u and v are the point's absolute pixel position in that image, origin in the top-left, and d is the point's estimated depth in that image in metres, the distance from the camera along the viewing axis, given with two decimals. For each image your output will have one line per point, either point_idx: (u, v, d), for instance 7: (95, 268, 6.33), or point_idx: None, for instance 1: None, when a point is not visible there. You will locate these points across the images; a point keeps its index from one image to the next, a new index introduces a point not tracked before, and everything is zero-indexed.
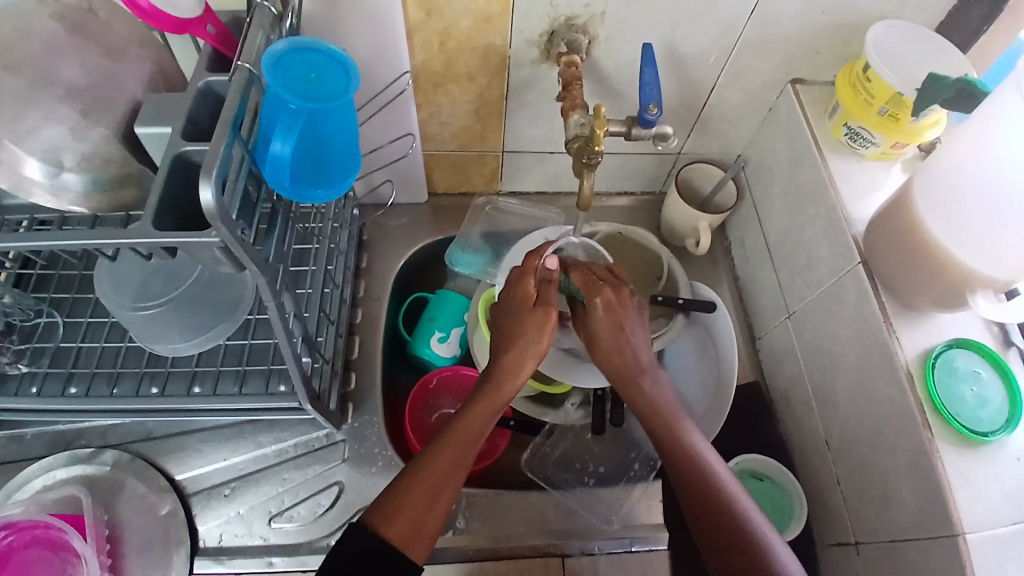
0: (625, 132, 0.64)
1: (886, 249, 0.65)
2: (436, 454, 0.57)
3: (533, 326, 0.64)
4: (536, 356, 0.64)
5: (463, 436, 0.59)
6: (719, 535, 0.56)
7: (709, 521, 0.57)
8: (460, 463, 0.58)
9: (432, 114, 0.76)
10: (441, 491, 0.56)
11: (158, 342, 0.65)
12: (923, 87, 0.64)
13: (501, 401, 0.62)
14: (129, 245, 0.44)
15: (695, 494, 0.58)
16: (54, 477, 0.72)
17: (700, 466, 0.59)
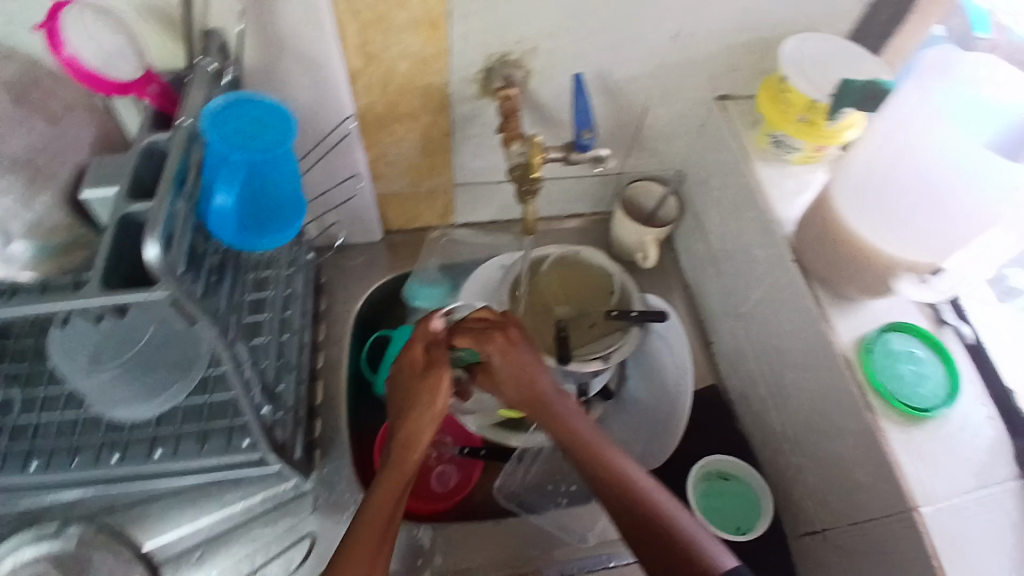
0: (563, 157, 0.68)
1: (818, 247, 0.70)
2: (359, 539, 0.59)
3: (427, 393, 0.66)
4: (434, 416, 0.66)
5: (385, 507, 0.62)
6: (650, 546, 0.59)
7: (642, 530, 0.59)
8: (387, 533, 0.61)
9: (380, 154, 0.79)
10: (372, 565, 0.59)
11: (117, 408, 0.63)
12: (837, 92, 0.69)
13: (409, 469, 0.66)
14: (76, 307, 0.44)
15: (624, 505, 0.61)
16: (22, 558, 0.70)
17: (621, 481, 0.62)
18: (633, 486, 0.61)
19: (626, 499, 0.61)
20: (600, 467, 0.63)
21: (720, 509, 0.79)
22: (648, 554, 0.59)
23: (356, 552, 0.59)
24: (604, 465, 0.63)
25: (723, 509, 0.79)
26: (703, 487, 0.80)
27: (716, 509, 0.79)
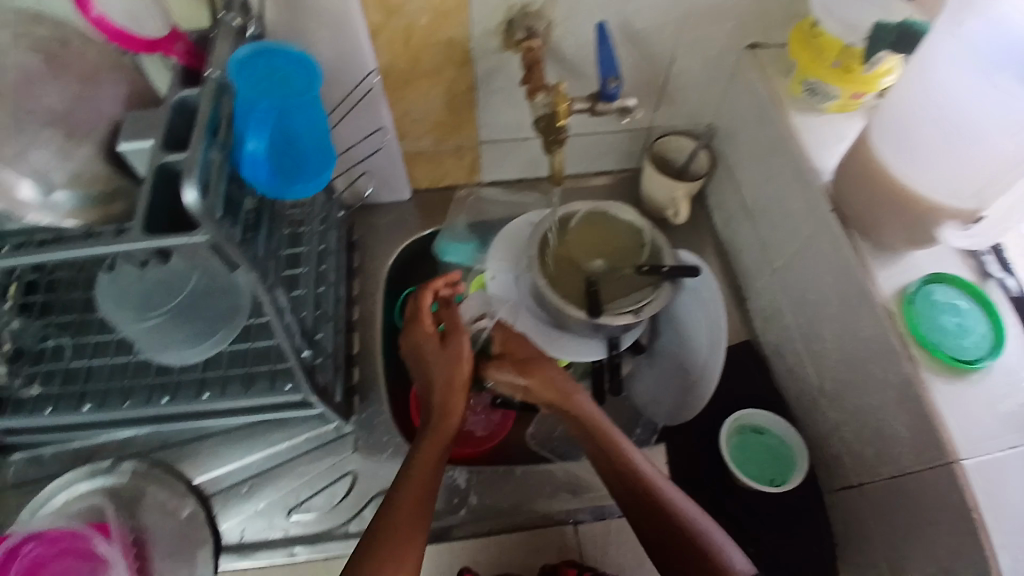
0: (589, 108, 0.66)
1: (857, 195, 0.67)
2: (398, 505, 0.60)
3: (447, 368, 0.71)
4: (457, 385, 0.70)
5: (419, 480, 0.62)
6: (658, 528, 0.62)
7: (650, 511, 0.63)
8: (422, 507, 0.61)
9: (405, 111, 0.79)
10: (410, 539, 0.58)
11: (166, 351, 0.68)
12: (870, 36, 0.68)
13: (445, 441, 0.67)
14: (124, 251, 0.47)
15: (631, 488, 0.65)
16: (77, 491, 0.75)
17: (631, 464, 0.66)
18: (643, 471, 0.65)
19: (634, 482, 0.65)
20: (610, 449, 0.67)
21: (752, 461, 0.80)
22: (653, 537, 0.63)
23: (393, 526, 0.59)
24: (614, 448, 0.67)
25: (755, 461, 0.80)
26: (735, 440, 0.81)
27: (748, 460, 0.80)
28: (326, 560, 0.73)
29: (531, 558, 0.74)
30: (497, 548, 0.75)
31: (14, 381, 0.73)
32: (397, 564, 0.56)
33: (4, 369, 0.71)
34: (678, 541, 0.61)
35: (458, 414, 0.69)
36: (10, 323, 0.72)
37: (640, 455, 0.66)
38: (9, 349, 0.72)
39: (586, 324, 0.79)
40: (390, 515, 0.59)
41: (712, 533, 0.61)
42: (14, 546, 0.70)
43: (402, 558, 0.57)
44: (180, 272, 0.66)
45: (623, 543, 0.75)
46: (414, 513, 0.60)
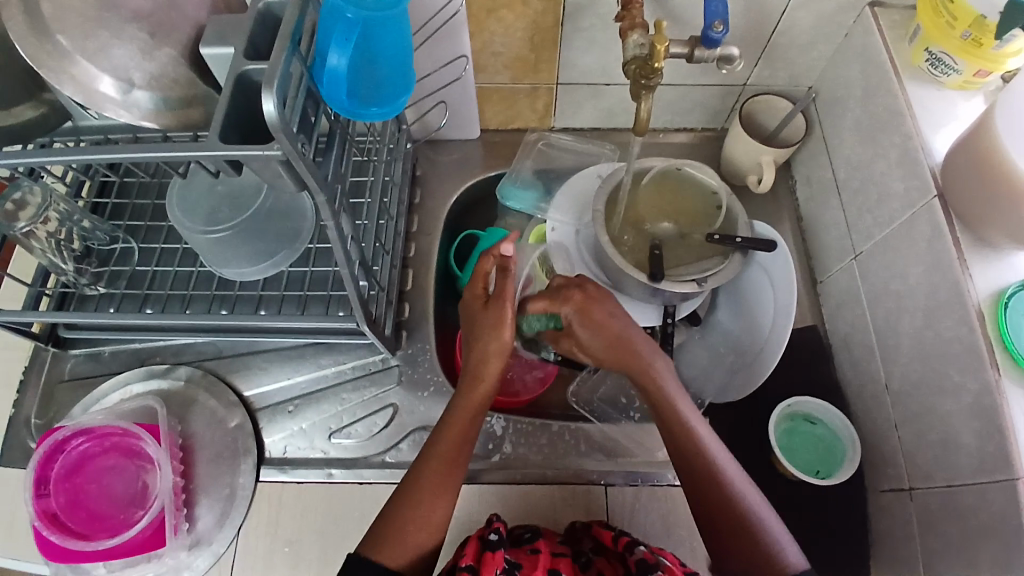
0: (686, 54, 0.62)
1: (965, 182, 0.61)
2: (425, 471, 0.60)
3: (487, 334, 0.62)
4: (499, 352, 0.62)
5: (451, 450, 0.61)
6: (710, 503, 0.58)
7: (704, 487, 0.59)
8: (452, 475, 0.60)
9: (484, 43, 0.75)
10: (435, 504, 0.59)
11: (226, 266, 0.69)
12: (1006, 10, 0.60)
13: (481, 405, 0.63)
14: (198, 158, 0.46)
15: (688, 459, 0.60)
16: (131, 391, 0.78)
17: (691, 437, 0.59)
18: (702, 444, 0.59)
19: (692, 454, 0.59)
20: (669, 417, 0.61)
21: (799, 450, 0.77)
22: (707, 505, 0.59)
23: (421, 492, 0.59)
24: (674, 417, 0.60)
25: (803, 450, 0.77)
26: (784, 426, 0.79)
27: (794, 449, 0.77)
28: (361, 485, 0.74)
29: (557, 512, 0.74)
30: (524, 497, 0.75)
31: (80, 278, 0.75)
32: (422, 527, 0.57)
33: (73, 266, 0.74)
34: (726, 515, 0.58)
35: (493, 379, 0.63)
36: (82, 222, 0.74)
37: (702, 427, 0.60)
38: (79, 246, 0.75)
39: (644, 286, 0.76)
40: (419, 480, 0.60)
41: (761, 514, 0.57)
42: (62, 440, 0.69)
43: (427, 522, 0.58)
44: (252, 187, 0.67)
45: (651, 511, 0.74)
46: (444, 482, 0.60)
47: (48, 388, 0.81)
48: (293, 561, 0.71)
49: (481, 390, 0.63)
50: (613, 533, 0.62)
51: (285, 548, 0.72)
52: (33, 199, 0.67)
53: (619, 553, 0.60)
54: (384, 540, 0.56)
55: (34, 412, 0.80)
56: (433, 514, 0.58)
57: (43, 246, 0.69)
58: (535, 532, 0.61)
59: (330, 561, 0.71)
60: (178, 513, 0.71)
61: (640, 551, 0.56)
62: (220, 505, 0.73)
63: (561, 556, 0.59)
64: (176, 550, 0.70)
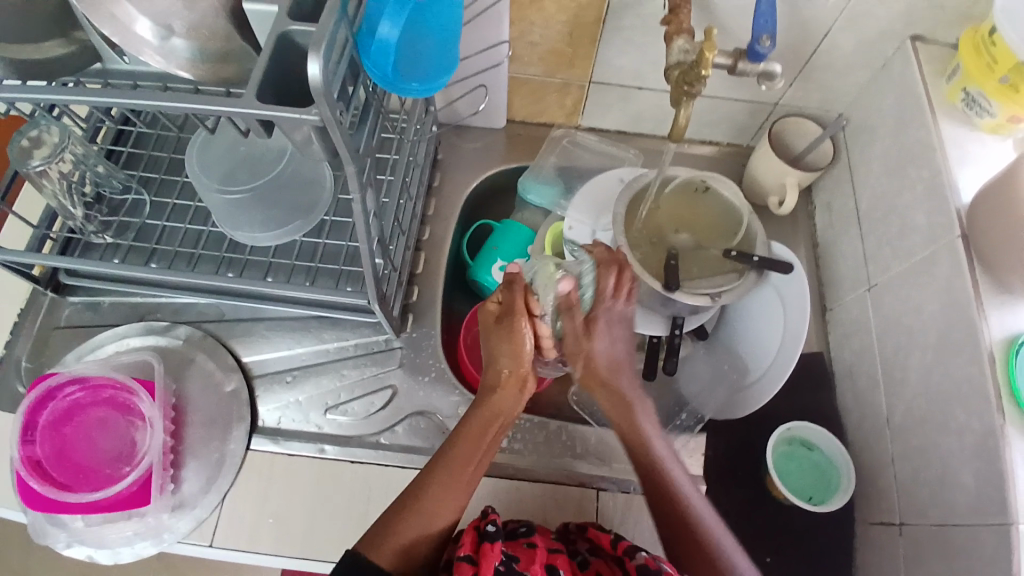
0: (730, 66, 0.61)
1: (988, 225, 0.60)
2: (444, 470, 0.61)
3: (508, 358, 0.65)
4: (518, 380, 0.65)
5: (462, 458, 0.62)
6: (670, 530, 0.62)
7: (658, 499, 0.63)
8: (462, 477, 0.61)
9: (523, 32, 0.73)
10: (439, 512, 0.59)
11: (238, 230, 0.67)
12: None
13: (496, 422, 0.65)
14: (231, 114, 0.44)
15: (646, 476, 0.64)
16: (128, 344, 0.77)
17: (657, 465, 0.64)
18: (661, 464, 0.64)
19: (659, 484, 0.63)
20: (635, 443, 0.67)
21: (794, 474, 0.77)
22: (665, 532, 0.62)
23: (425, 495, 0.59)
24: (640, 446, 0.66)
25: (798, 474, 0.77)
26: (782, 449, 0.78)
27: (790, 472, 0.77)
28: (352, 464, 0.73)
29: (546, 511, 0.73)
30: (515, 494, 0.74)
31: (88, 226, 0.74)
32: (420, 523, 0.58)
33: (82, 212, 0.73)
34: (678, 537, 0.61)
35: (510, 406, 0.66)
36: (97, 167, 0.73)
37: (664, 451, 0.66)
38: (91, 192, 0.74)
39: (658, 295, 0.74)
40: (422, 488, 0.60)
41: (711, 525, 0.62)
42: (54, 387, 0.68)
43: (425, 520, 0.58)
44: (275, 151, 0.66)
45: (641, 518, 0.73)
46: (453, 484, 0.60)
47: (43, 333, 0.79)
48: (276, 533, 0.70)
49: (503, 406, 0.65)
50: (610, 535, 0.62)
51: (269, 520, 0.70)
52: (50, 139, 0.67)
53: (615, 556, 0.60)
54: (376, 540, 0.56)
55: (26, 355, 0.78)
56: (436, 509, 0.59)
57: (53, 187, 0.68)
58: (530, 527, 0.61)
59: (313, 538, 0.70)
60: (165, 474, 0.69)
61: (640, 556, 0.57)
62: (208, 469, 0.72)
63: (557, 552, 0.58)
64: (159, 511, 0.69)
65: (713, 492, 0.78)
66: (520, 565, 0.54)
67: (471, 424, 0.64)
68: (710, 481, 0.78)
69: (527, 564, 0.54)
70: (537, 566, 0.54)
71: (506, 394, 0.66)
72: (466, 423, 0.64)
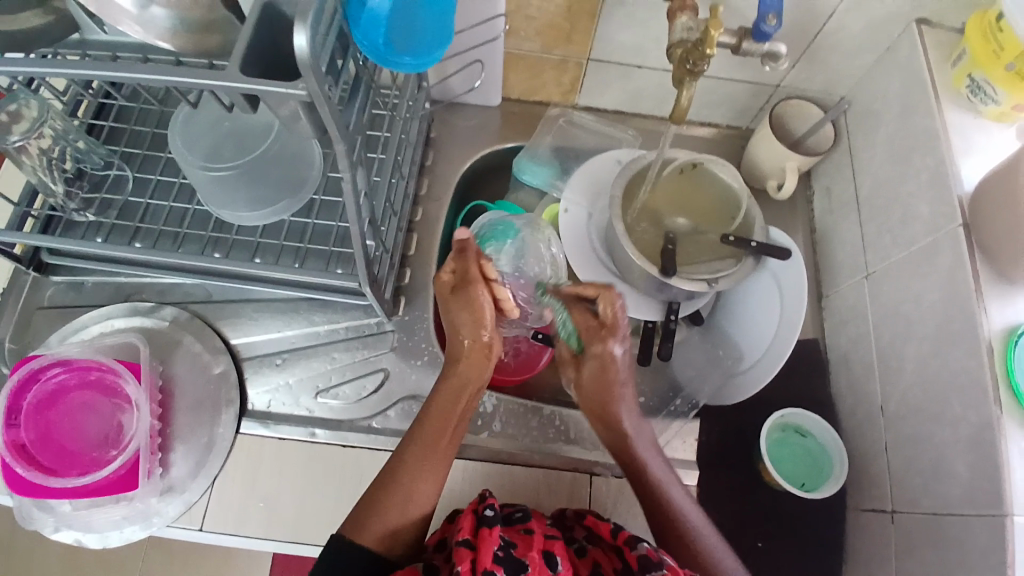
0: (733, 45, 0.60)
1: (992, 214, 0.60)
2: (416, 447, 0.60)
3: (469, 326, 0.65)
4: (479, 345, 0.65)
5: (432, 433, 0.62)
6: (656, 521, 0.62)
7: (634, 477, 0.64)
8: (435, 452, 0.61)
9: (521, 6, 0.71)
10: (417, 492, 0.58)
11: (224, 208, 0.65)
12: None
13: (465, 389, 0.64)
14: (214, 88, 0.42)
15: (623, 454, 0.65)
16: (112, 326, 0.75)
17: (626, 438, 0.65)
18: (632, 441, 0.65)
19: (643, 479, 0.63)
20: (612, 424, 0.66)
21: (786, 459, 0.77)
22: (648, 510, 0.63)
23: (403, 476, 0.59)
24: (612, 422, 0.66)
25: (791, 459, 0.77)
26: (775, 435, 0.79)
27: (783, 458, 0.77)
28: (343, 448, 0.72)
29: (539, 496, 0.73)
30: (508, 477, 0.73)
31: (68, 204, 0.71)
32: (401, 509, 0.57)
33: (62, 188, 0.70)
34: (658, 517, 0.62)
35: (475, 371, 0.65)
36: (76, 142, 0.70)
37: (633, 422, 0.66)
38: (70, 167, 0.71)
39: (654, 280, 0.73)
40: (400, 470, 0.59)
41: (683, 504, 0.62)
42: (36, 371, 0.66)
43: (406, 502, 0.57)
44: (262, 127, 0.64)
45: (634, 504, 0.73)
46: (426, 462, 0.60)
47: (26, 314, 0.77)
48: (267, 518, 0.69)
49: (470, 372, 0.65)
50: (611, 525, 0.61)
51: (260, 505, 0.70)
52: (28, 113, 0.64)
53: (615, 545, 0.59)
54: (361, 524, 0.56)
55: (8, 336, 0.76)
56: (415, 489, 0.58)
57: (33, 162, 0.66)
58: (526, 513, 0.60)
59: (304, 524, 0.69)
60: (153, 458, 0.68)
61: (643, 547, 0.56)
62: (197, 453, 0.71)
63: (554, 539, 0.57)
64: (147, 495, 0.68)
65: (706, 477, 0.78)
66: (516, 552, 0.53)
67: (439, 402, 0.63)
68: (703, 467, 0.78)
69: (525, 551, 0.53)
70: (535, 553, 0.53)
71: (471, 360, 0.65)
72: (433, 399, 0.64)
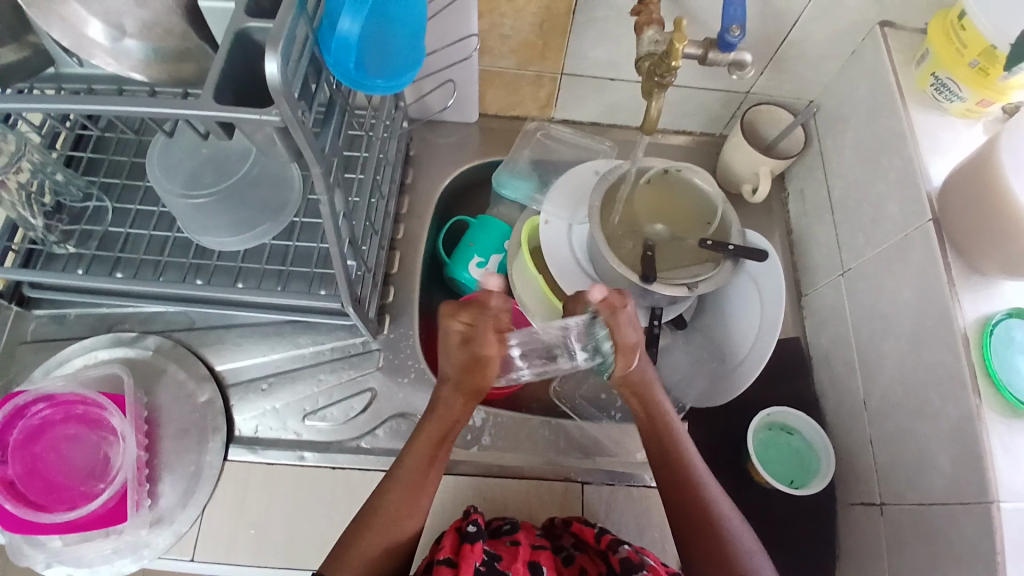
0: (700, 55, 0.61)
1: (961, 210, 0.61)
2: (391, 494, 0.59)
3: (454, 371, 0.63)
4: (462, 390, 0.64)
5: (408, 480, 0.60)
6: (679, 498, 0.61)
7: (681, 491, 0.61)
8: (409, 500, 0.59)
9: (493, 25, 0.72)
10: (391, 537, 0.57)
11: (205, 234, 0.65)
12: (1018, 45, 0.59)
13: (443, 435, 0.63)
14: (187, 117, 0.42)
15: (670, 472, 0.63)
16: (96, 357, 0.75)
17: (680, 454, 0.63)
18: (684, 454, 0.63)
19: (671, 456, 0.63)
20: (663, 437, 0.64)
21: (774, 459, 0.78)
22: (688, 528, 0.60)
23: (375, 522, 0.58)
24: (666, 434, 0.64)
25: (779, 459, 0.78)
26: (763, 435, 0.79)
27: (771, 457, 0.78)
28: (333, 470, 0.72)
29: (531, 507, 0.73)
30: (500, 490, 0.74)
31: (48, 236, 0.71)
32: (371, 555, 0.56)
33: (42, 222, 0.70)
34: (703, 534, 0.59)
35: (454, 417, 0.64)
36: (55, 175, 0.71)
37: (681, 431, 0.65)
38: (50, 201, 0.72)
39: (635, 287, 0.74)
40: (388, 493, 0.60)
41: (729, 517, 0.60)
42: (22, 405, 0.66)
43: (376, 548, 0.57)
44: (239, 151, 0.64)
45: (625, 510, 0.73)
46: (400, 509, 0.59)
47: (6, 349, 0.76)
48: (258, 544, 0.69)
49: (451, 418, 0.64)
50: (595, 529, 0.62)
51: (250, 532, 0.69)
52: (8, 148, 0.64)
53: (600, 550, 0.60)
54: (342, 555, 0.56)
55: None
56: (389, 533, 0.58)
57: (13, 197, 0.66)
58: (514, 525, 0.61)
59: (296, 549, 0.69)
60: (140, 489, 0.68)
61: (624, 550, 0.57)
62: (184, 483, 0.70)
63: (541, 549, 0.58)
64: (136, 527, 0.67)
65: None
66: (501, 565, 0.53)
67: (428, 429, 0.63)
68: None
69: (509, 563, 0.54)
70: (519, 565, 0.54)
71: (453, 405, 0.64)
72: (416, 436, 0.63)
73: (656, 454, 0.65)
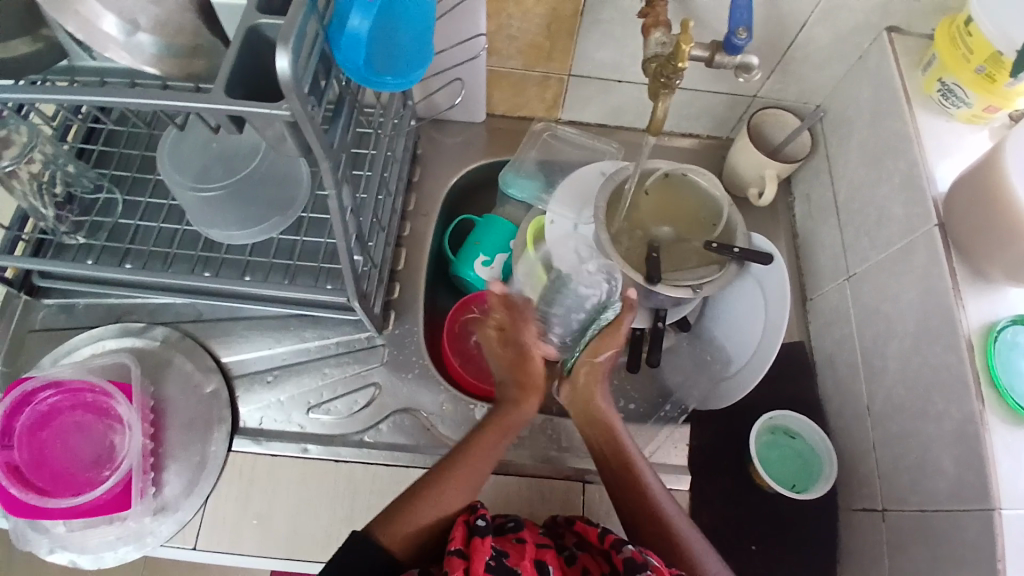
0: (706, 58, 0.62)
1: (966, 214, 0.61)
2: (451, 465, 0.62)
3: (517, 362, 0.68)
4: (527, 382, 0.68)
5: (469, 456, 0.63)
6: (629, 502, 0.64)
7: (629, 495, 0.64)
8: (473, 475, 0.62)
9: (501, 26, 0.73)
10: (444, 501, 0.59)
11: (212, 227, 0.66)
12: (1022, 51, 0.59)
13: (510, 424, 0.66)
14: (199, 110, 0.43)
15: (618, 474, 0.65)
16: (105, 346, 0.76)
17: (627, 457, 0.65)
18: (631, 456, 0.66)
19: (618, 458, 0.66)
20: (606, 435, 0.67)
21: (775, 462, 0.78)
22: (638, 531, 0.63)
23: (432, 486, 0.60)
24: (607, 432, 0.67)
25: (780, 462, 0.78)
26: (765, 438, 0.79)
27: (772, 460, 0.78)
28: (335, 462, 0.72)
29: (533, 506, 0.73)
30: (501, 487, 0.74)
31: (59, 227, 0.72)
32: (427, 514, 0.58)
33: (53, 212, 0.72)
34: (655, 534, 0.62)
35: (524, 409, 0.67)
36: (67, 167, 0.72)
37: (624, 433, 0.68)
38: (61, 192, 0.73)
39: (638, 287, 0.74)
40: (431, 482, 0.60)
41: (676, 520, 0.62)
42: (29, 392, 0.67)
43: (434, 508, 0.59)
44: (249, 148, 0.65)
45: None
46: (458, 479, 0.61)
47: (18, 338, 0.78)
48: (261, 535, 0.69)
49: (523, 408, 0.67)
50: (598, 529, 0.62)
51: (253, 522, 0.70)
52: (19, 139, 0.64)
53: (602, 550, 0.60)
54: (396, 514, 0.58)
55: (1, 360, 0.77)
56: (444, 499, 0.59)
57: (24, 187, 0.67)
58: (518, 520, 0.60)
59: (299, 541, 0.69)
60: (145, 477, 0.69)
61: (627, 550, 0.57)
62: (189, 472, 0.71)
63: (546, 548, 0.58)
64: (140, 514, 0.68)
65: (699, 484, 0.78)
66: (510, 561, 0.54)
67: (497, 416, 0.66)
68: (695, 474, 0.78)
69: (518, 560, 0.54)
70: (527, 562, 0.54)
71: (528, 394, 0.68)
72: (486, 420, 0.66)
73: (606, 455, 0.67)
